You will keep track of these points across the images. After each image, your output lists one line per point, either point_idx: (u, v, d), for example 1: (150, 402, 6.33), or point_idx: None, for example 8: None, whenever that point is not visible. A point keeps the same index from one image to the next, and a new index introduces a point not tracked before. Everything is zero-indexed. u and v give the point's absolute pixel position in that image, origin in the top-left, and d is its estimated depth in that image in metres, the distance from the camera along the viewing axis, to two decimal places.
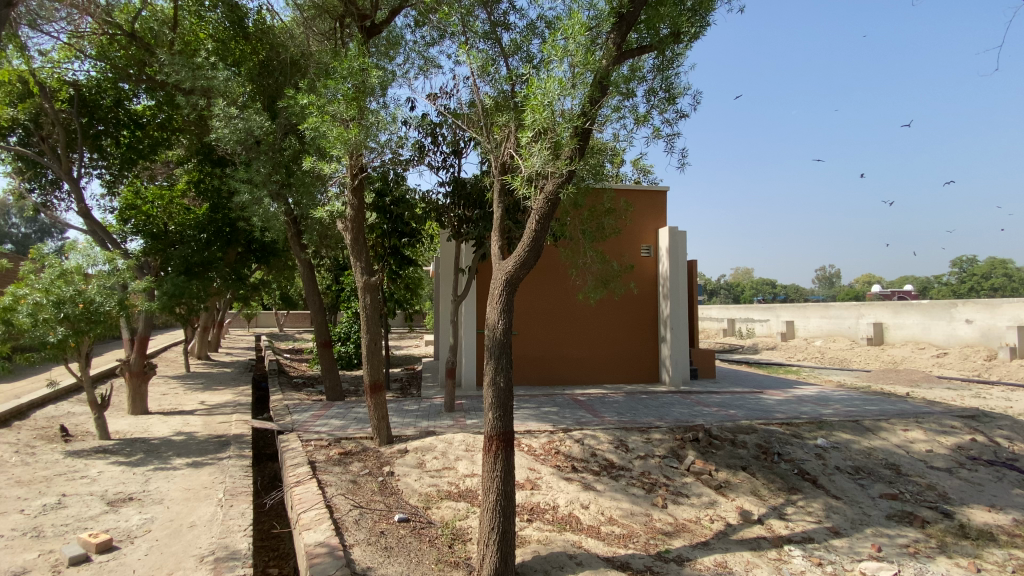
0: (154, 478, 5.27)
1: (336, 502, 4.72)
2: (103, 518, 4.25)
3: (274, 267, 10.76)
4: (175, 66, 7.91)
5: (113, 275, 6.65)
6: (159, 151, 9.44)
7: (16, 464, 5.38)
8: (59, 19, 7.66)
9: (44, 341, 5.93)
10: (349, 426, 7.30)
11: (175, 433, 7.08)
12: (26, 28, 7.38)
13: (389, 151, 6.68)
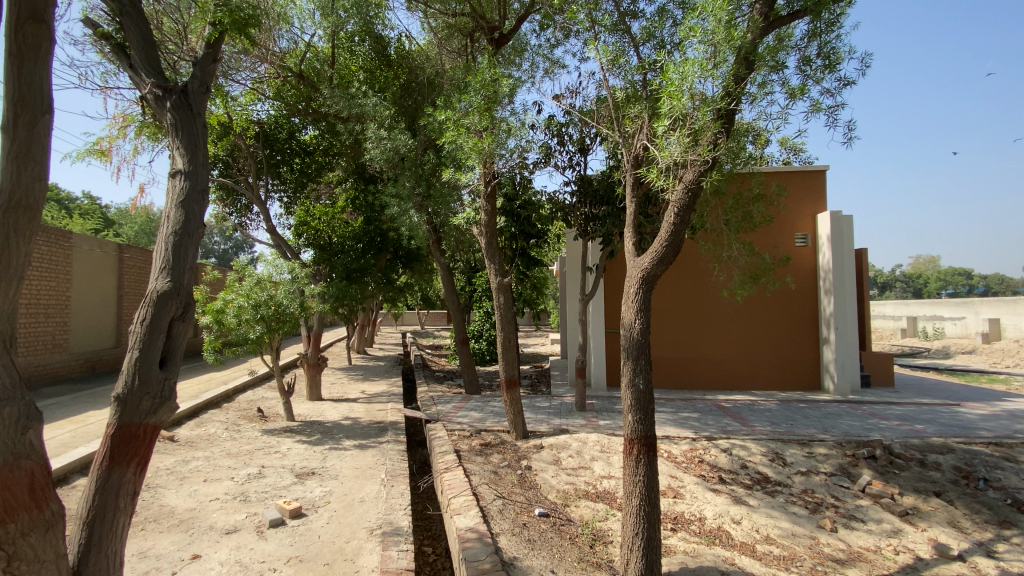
0: (329, 456, 6.09)
1: (481, 490, 4.99)
2: (293, 489, 5.03)
3: (416, 271, 11.76)
4: (335, 98, 9.02)
5: (293, 282, 7.82)
6: (322, 173, 10.91)
7: (229, 438, 6.62)
8: (244, 68, 9.26)
9: (246, 337, 7.20)
10: (487, 419, 7.68)
11: (343, 418, 8.12)
12: (224, 80, 9.04)
13: (518, 155, 6.86)
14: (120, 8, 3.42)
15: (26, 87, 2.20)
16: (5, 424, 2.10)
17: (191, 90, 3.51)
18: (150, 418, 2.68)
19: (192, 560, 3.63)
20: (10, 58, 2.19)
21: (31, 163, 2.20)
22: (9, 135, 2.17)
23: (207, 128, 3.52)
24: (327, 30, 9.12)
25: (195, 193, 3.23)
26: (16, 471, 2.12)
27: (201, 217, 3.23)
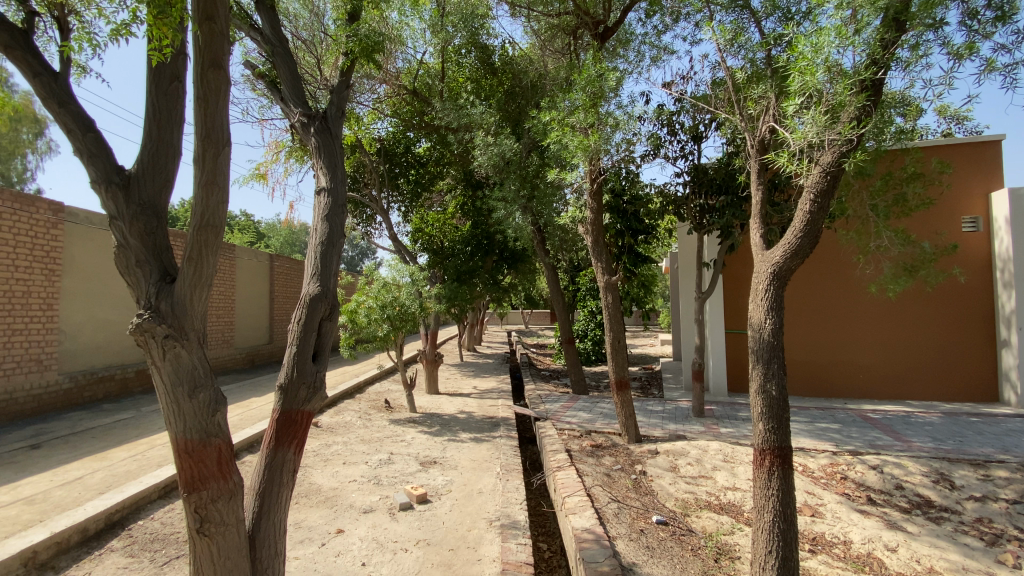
0: (449, 447, 6.46)
1: (595, 492, 4.94)
2: (418, 476, 5.41)
3: (521, 272, 12.03)
4: (445, 110, 9.51)
5: (414, 285, 8.42)
6: (434, 182, 11.60)
7: (362, 426, 7.32)
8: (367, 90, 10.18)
9: (375, 334, 7.90)
10: (597, 420, 7.59)
11: (459, 412, 8.57)
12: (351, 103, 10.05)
13: (625, 149, 6.66)
14: (272, 50, 3.94)
15: (212, 125, 2.60)
16: (200, 409, 2.53)
17: (330, 115, 3.93)
18: (305, 405, 3.04)
19: (336, 533, 4.04)
20: (199, 102, 2.59)
21: (215, 190, 2.61)
22: (200, 167, 2.59)
23: (343, 148, 3.92)
24: (437, 46, 9.63)
25: (335, 207, 3.62)
26: (208, 447, 2.56)
27: (342, 228, 3.61)
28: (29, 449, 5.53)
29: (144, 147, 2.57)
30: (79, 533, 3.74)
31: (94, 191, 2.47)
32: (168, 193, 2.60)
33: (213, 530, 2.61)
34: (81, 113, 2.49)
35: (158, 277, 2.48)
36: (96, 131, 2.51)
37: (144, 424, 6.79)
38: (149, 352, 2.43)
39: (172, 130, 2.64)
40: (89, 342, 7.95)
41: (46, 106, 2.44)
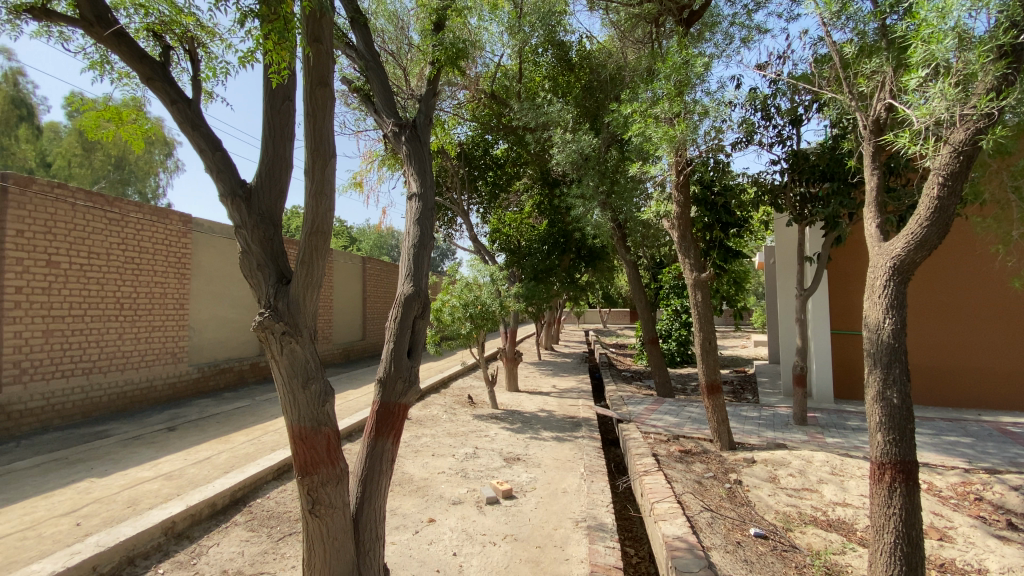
0: (532, 445, 6.52)
1: (686, 499, 4.74)
2: (503, 471, 5.52)
3: (600, 270, 11.84)
4: (523, 110, 9.55)
5: (494, 284, 8.58)
6: (511, 182, 11.74)
7: (448, 420, 7.60)
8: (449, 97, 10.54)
9: (459, 332, 8.15)
10: (685, 425, 7.29)
11: (540, 410, 8.62)
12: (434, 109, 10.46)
13: (714, 137, 6.30)
14: (366, 65, 4.19)
15: (319, 139, 2.81)
16: (312, 399, 2.76)
17: (419, 124, 4.11)
18: (401, 398, 3.20)
19: (428, 522, 4.22)
20: (308, 117, 2.81)
21: (323, 199, 2.83)
22: (310, 178, 2.82)
23: (431, 154, 4.08)
24: (514, 48, 9.68)
25: (426, 210, 3.77)
26: (318, 435, 2.78)
27: (432, 231, 3.76)
28: (167, 431, 6.34)
29: (262, 162, 2.84)
30: (209, 507, 4.21)
31: (222, 203, 2.76)
32: (282, 202, 2.86)
33: (323, 511, 2.84)
34: (209, 134, 2.79)
35: (275, 279, 2.73)
36: (222, 150, 2.81)
37: (258, 411, 7.54)
38: (269, 347, 2.67)
39: (285, 145, 2.89)
40: (213, 338, 8.96)
41: (183, 131, 2.76)
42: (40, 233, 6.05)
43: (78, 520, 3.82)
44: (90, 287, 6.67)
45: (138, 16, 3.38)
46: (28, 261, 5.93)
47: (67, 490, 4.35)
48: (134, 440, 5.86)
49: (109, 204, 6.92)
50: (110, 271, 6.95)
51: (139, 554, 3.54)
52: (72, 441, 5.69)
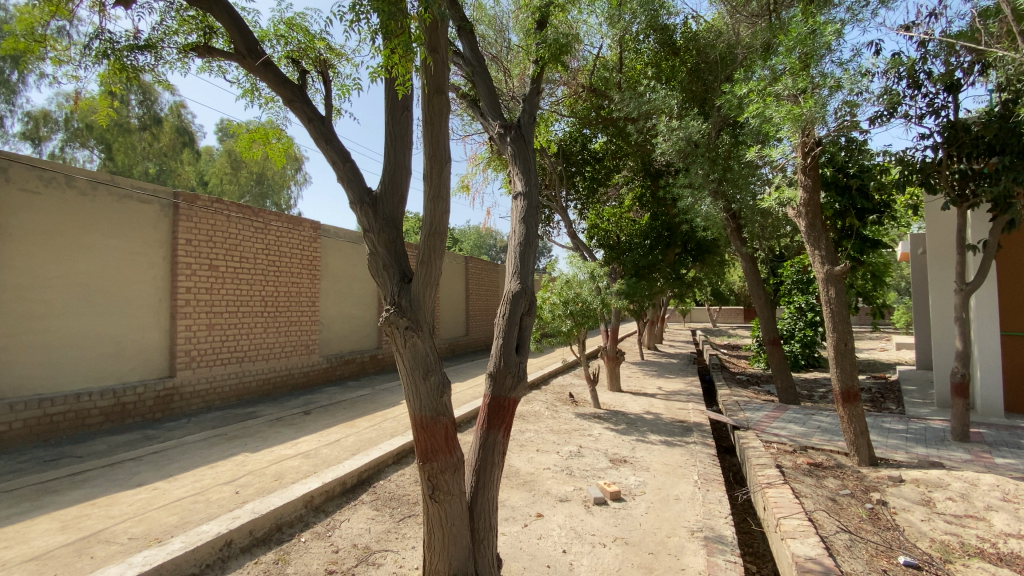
0: (639, 447, 6.32)
1: (818, 518, 4.28)
2: (610, 472, 5.42)
3: (708, 265, 11.10)
4: (624, 101, 9.21)
5: (595, 282, 8.42)
6: (611, 176, 11.43)
7: (551, 417, 7.63)
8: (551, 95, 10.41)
9: (559, 330, 8.08)
10: (813, 435, 6.60)
11: (645, 412, 8.33)
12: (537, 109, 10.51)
13: (848, 113, 5.62)
14: (473, 71, 4.32)
15: (437, 145, 2.95)
16: (432, 390, 2.91)
17: (523, 123, 4.16)
18: (511, 393, 3.25)
19: (537, 517, 4.27)
20: (426, 125, 2.96)
21: (441, 202, 2.98)
22: (428, 182, 2.98)
23: (535, 152, 4.10)
24: (614, 37, 9.38)
25: (531, 209, 3.79)
26: (437, 424, 2.93)
27: (537, 229, 3.76)
28: (303, 414, 7.14)
29: (385, 169, 3.04)
30: (340, 485, 4.64)
31: (352, 210, 3.01)
32: (403, 207, 3.04)
33: (442, 497, 2.99)
34: (341, 146, 3.06)
35: (398, 279, 2.91)
36: (351, 161, 3.05)
37: (377, 400, 8.18)
38: (394, 340, 2.87)
39: (404, 152, 3.07)
40: (337, 332, 9.89)
41: (319, 146, 3.04)
42: (203, 241, 7.07)
43: (236, 488, 4.43)
44: (241, 287, 7.67)
45: (279, 46, 3.82)
46: (195, 265, 6.95)
47: (227, 462, 5.06)
48: (277, 422, 6.66)
49: (254, 214, 7.90)
50: (256, 272, 7.93)
51: (285, 522, 4.00)
52: (229, 419, 6.60)
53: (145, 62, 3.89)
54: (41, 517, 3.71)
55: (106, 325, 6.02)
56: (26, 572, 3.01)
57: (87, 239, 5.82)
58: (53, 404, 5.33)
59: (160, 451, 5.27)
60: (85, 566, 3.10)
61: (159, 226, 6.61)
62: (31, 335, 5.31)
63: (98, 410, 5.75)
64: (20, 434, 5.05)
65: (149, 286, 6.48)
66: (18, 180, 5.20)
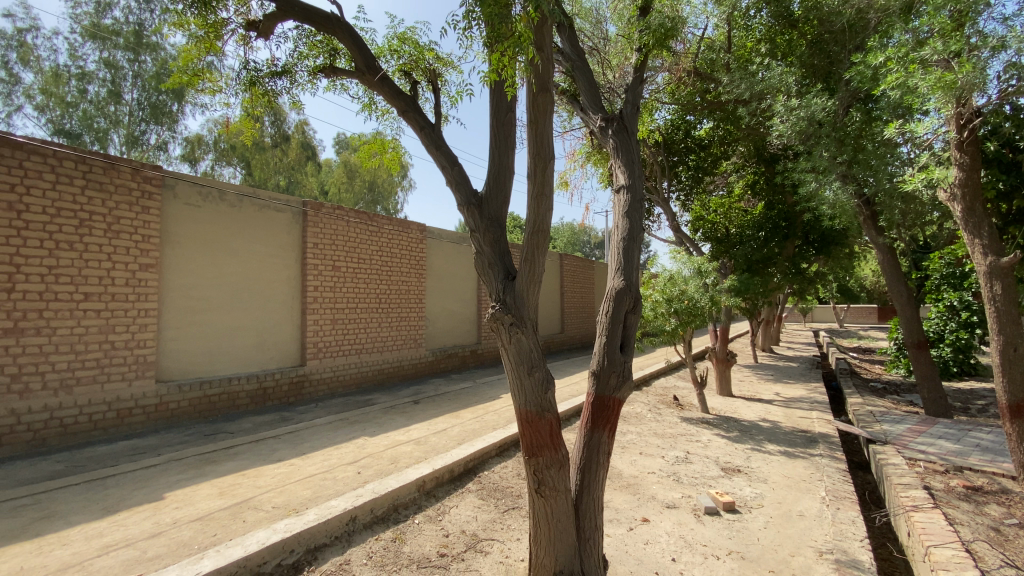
0: (754, 457, 5.90)
1: (979, 550, 3.67)
2: (722, 481, 5.13)
3: (834, 258, 9.99)
4: (733, 81, 8.56)
5: (701, 279, 7.95)
6: (718, 164, 10.68)
7: (654, 419, 7.36)
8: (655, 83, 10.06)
9: (663, 329, 7.66)
10: (971, 454, 5.66)
11: (760, 419, 7.71)
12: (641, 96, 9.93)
13: (1016, 77, 4.75)
14: (573, 66, 4.29)
15: (541, 143, 2.96)
16: (536, 385, 2.95)
17: (626, 114, 4.02)
18: (617, 393, 3.15)
19: (643, 521, 4.14)
20: (531, 124, 2.98)
21: (545, 199, 3.00)
22: (533, 181, 3.00)
23: (639, 143, 3.95)
24: (722, 16, 8.76)
25: (636, 203, 3.64)
26: (542, 420, 2.96)
27: (642, 223, 3.60)
28: (413, 404, 7.63)
29: (490, 171, 3.12)
30: (449, 473, 4.88)
31: (460, 211, 3.13)
32: (507, 206, 3.10)
33: (548, 492, 3.01)
34: (449, 151, 3.19)
35: (503, 276, 2.97)
36: (459, 165, 3.18)
37: (479, 393, 8.48)
38: (500, 336, 2.94)
39: (508, 152, 3.12)
40: (441, 327, 10.40)
41: (429, 151, 3.21)
42: (326, 244, 7.82)
43: (359, 469, 4.85)
44: (358, 285, 8.37)
45: (393, 60, 4.11)
46: (320, 266, 7.72)
47: (349, 444, 5.56)
48: (391, 409, 7.20)
49: (369, 218, 8.58)
50: (371, 272, 8.60)
51: (401, 503, 4.30)
52: (350, 406, 7.25)
53: (282, 86, 4.40)
54: (205, 482, 4.36)
55: (250, 319, 6.88)
56: (196, 528, 3.56)
57: (235, 244, 6.68)
58: (211, 387, 6.21)
59: (294, 431, 5.93)
60: (239, 527, 3.59)
61: (291, 232, 7.41)
62: (196, 327, 6.23)
63: (245, 393, 6.62)
64: (186, 411, 5.96)
65: (283, 285, 7.30)
66: (184, 196, 6.10)
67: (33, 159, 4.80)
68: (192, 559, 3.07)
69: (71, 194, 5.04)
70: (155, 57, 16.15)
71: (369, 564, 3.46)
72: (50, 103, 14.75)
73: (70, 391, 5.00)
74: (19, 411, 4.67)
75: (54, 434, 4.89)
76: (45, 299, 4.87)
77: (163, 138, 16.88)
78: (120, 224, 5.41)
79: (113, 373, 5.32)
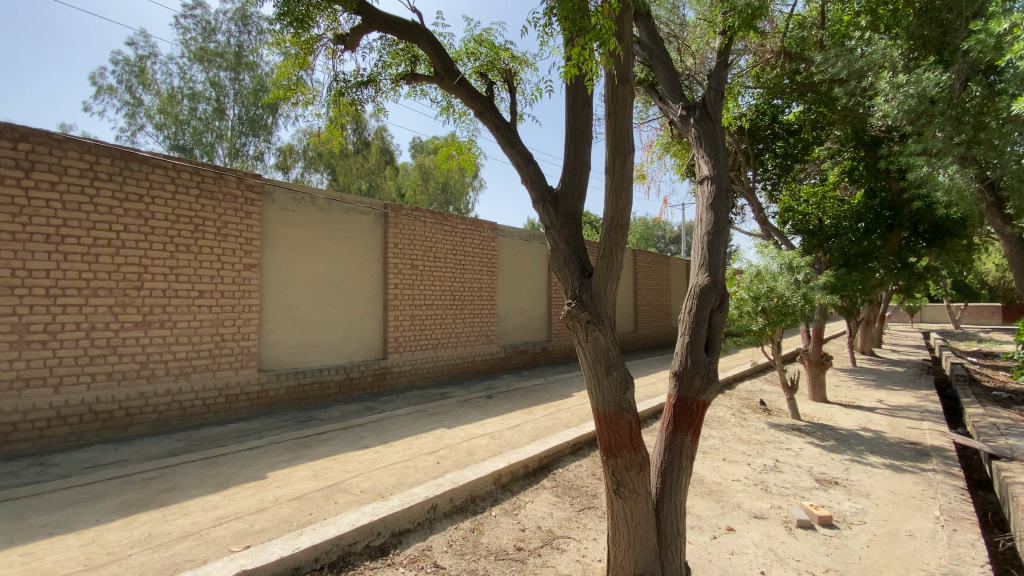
0: (853, 470, 5.41)
1: None
2: (816, 494, 4.77)
3: (951, 251, 8.90)
4: (828, 59, 7.82)
5: (792, 275, 7.40)
6: (810, 149, 9.86)
7: (738, 424, 6.96)
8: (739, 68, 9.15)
9: (749, 329, 7.16)
10: None
11: (860, 428, 7.05)
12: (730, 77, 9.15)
13: None
14: (650, 55, 4.15)
15: (621, 136, 2.89)
16: (614, 384, 2.89)
17: (709, 101, 3.81)
18: (700, 395, 3.00)
19: (728, 531, 3.94)
20: (610, 117, 2.92)
21: (623, 193, 2.91)
22: (610, 175, 2.93)
23: (723, 132, 3.74)
24: None
25: (721, 194, 3.44)
26: (621, 420, 2.90)
27: (727, 216, 3.40)
28: (486, 398, 7.79)
29: (565, 167, 3.09)
30: (524, 468, 4.93)
31: (535, 209, 3.14)
32: (583, 202, 3.06)
33: (627, 494, 2.95)
34: (524, 149, 3.21)
35: (579, 273, 2.94)
36: (534, 163, 3.18)
37: (552, 391, 8.48)
38: (576, 333, 2.90)
39: (584, 147, 3.07)
40: (513, 323, 10.54)
41: (504, 150, 3.24)
42: (405, 244, 8.18)
43: (438, 459, 5.04)
44: (434, 283, 8.68)
45: (470, 62, 4.21)
46: (399, 265, 8.08)
47: (429, 435, 5.78)
48: (466, 403, 7.40)
49: (444, 219, 8.86)
50: (446, 270, 8.88)
51: (478, 495, 4.40)
52: (428, 398, 7.54)
53: (367, 94, 4.65)
54: (300, 465, 4.73)
55: (338, 314, 7.34)
56: (294, 506, 3.87)
57: (324, 245, 7.16)
58: (305, 376, 6.73)
59: (377, 420, 6.27)
60: (332, 508, 3.85)
61: (373, 232, 7.83)
62: (291, 321, 6.76)
63: (334, 383, 7.09)
64: (284, 398, 6.50)
65: (366, 283, 7.73)
66: (280, 201, 6.63)
67: (157, 172, 5.41)
68: (293, 535, 3.34)
69: (188, 202, 5.65)
70: (252, 75, 17.70)
71: (449, 552, 3.58)
72: (167, 122, 16.64)
73: (188, 377, 5.63)
74: (147, 393, 5.31)
75: (175, 415, 5.52)
76: (168, 295, 5.50)
77: (260, 148, 18.44)
78: (227, 228, 5.99)
79: (223, 362, 5.92)
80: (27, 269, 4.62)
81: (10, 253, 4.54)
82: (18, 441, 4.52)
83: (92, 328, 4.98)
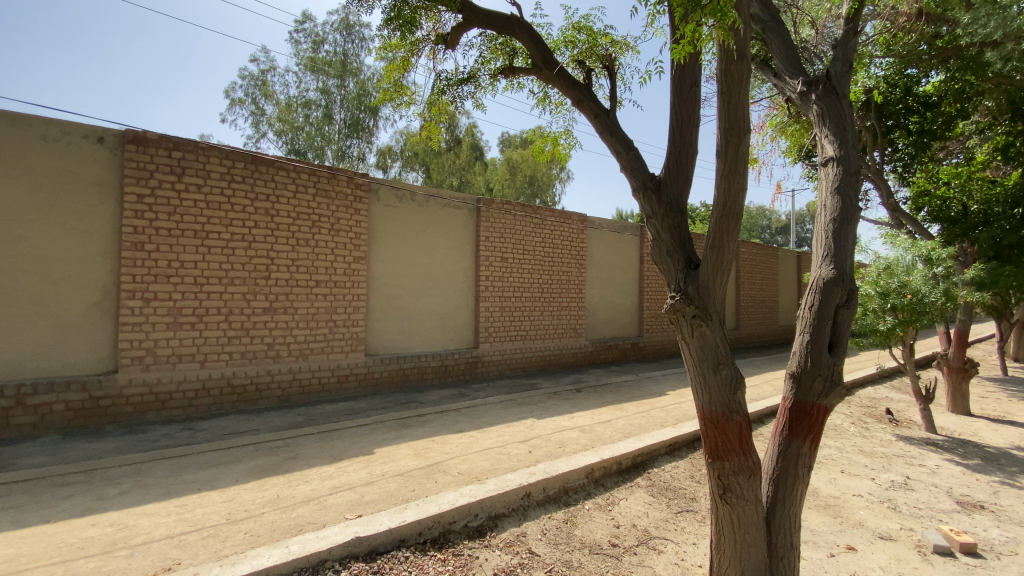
0: (1004, 494, 4.66)
1: None
2: (958, 518, 4.18)
3: None
4: (977, 19, 6.78)
5: (929, 269, 6.51)
6: (953, 125, 8.63)
7: (859, 434, 6.27)
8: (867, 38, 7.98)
9: (875, 329, 6.35)
10: None
11: (1013, 447, 6.05)
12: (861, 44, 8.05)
13: None
14: (764, 28, 3.85)
15: (734, 116, 2.69)
16: (723, 384, 2.72)
17: (835, 74, 3.44)
18: (822, 400, 2.72)
19: (848, 550, 3.57)
20: (723, 97, 2.73)
21: (737, 178, 2.70)
22: (722, 159, 2.74)
23: (852, 107, 3.35)
24: None
25: (848, 176, 3.08)
26: (730, 422, 2.73)
27: (857, 200, 3.04)
28: (575, 391, 7.76)
29: (670, 152, 2.94)
30: (617, 464, 4.83)
31: (635, 198, 3.03)
32: (688, 190, 2.90)
33: (734, 500, 2.77)
34: (625, 137, 3.10)
35: (684, 265, 2.80)
36: (634, 150, 3.06)
37: (643, 387, 8.25)
38: (680, 329, 2.77)
39: (691, 130, 2.90)
40: (603, 317, 10.38)
41: (603, 139, 3.16)
42: (496, 237, 8.35)
43: (530, 448, 5.11)
44: (524, 275, 8.78)
45: (569, 51, 4.17)
46: (491, 258, 8.29)
47: (520, 424, 5.88)
48: (555, 394, 7.44)
49: (534, 211, 8.91)
50: (536, 263, 8.93)
51: (571, 487, 4.39)
52: (517, 388, 7.67)
53: (466, 91, 4.78)
54: (403, 443, 5.04)
55: (435, 304, 7.68)
56: (398, 482, 4.13)
57: (423, 238, 7.52)
58: (406, 360, 7.15)
59: (471, 406, 6.49)
60: (432, 486, 4.06)
61: (467, 226, 8.09)
62: (393, 310, 7.20)
63: (430, 368, 7.44)
64: (387, 380, 6.96)
65: (461, 274, 8.01)
66: (385, 199, 7.07)
67: (281, 174, 6.00)
68: (399, 509, 3.56)
69: (306, 201, 6.20)
70: (356, 81, 18.95)
71: (543, 540, 3.62)
72: (285, 128, 18.44)
73: (307, 358, 6.21)
74: (273, 370, 5.95)
75: (296, 392, 6.13)
76: (290, 285, 6.10)
77: (363, 149, 19.72)
78: (340, 224, 6.50)
79: (335, 346, 6.45)
80: (180, 260, 5.34)
81: (167, 246, 5.28)
82: (173, 407, 5.29)
83: (231, 312, 5.66)
